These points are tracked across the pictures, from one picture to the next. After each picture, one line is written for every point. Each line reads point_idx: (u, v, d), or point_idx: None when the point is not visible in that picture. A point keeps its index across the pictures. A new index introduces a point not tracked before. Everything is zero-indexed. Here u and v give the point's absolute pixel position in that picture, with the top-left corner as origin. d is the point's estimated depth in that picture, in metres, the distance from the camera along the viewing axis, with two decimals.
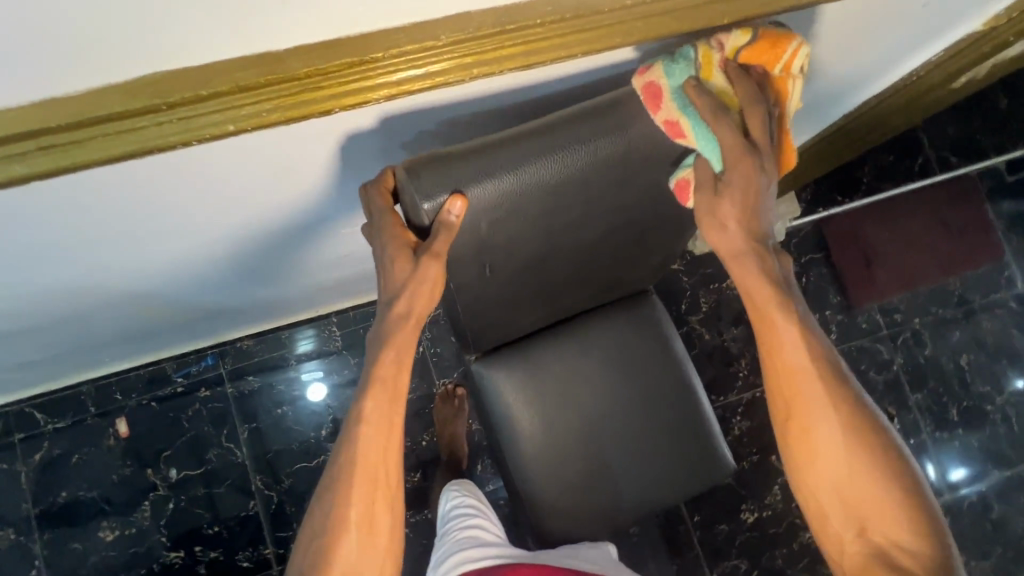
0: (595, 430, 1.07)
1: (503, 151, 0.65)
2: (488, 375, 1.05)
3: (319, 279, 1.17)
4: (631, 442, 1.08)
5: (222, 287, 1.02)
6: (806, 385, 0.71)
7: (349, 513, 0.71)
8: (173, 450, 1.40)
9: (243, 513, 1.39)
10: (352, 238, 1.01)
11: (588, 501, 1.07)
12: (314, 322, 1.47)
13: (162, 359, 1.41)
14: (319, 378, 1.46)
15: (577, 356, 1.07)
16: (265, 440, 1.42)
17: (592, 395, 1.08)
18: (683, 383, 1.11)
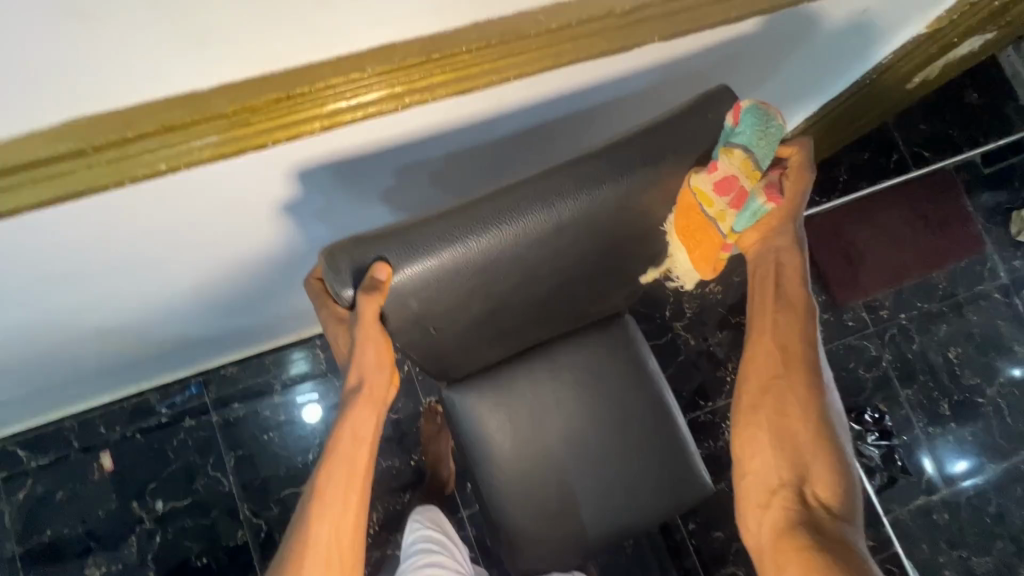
0: (569, 455, 1.07)
1: (432, 240, 0.66)
2: (460, 399, 1.05)
3: (296, 304, 1.17)
4: (603, 468, 1.07)
5: (192, 318, 1.03)
6: (786, 376, 0.76)
7: (314, 549, 0.72)
8: (159, 482, 1.38)
9: (232, 543, 1.37)
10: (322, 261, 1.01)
11: (556, 527, 1.06)
12: (300, 345, 1.46)
13: (146, 390, 1.40)
14: (313, 400, 1.45)
15: (550, 380, 1.06)
16: (254, 467, 1.41)
17: (568, 422, 1.07)
18: (660, 408, 1.11)
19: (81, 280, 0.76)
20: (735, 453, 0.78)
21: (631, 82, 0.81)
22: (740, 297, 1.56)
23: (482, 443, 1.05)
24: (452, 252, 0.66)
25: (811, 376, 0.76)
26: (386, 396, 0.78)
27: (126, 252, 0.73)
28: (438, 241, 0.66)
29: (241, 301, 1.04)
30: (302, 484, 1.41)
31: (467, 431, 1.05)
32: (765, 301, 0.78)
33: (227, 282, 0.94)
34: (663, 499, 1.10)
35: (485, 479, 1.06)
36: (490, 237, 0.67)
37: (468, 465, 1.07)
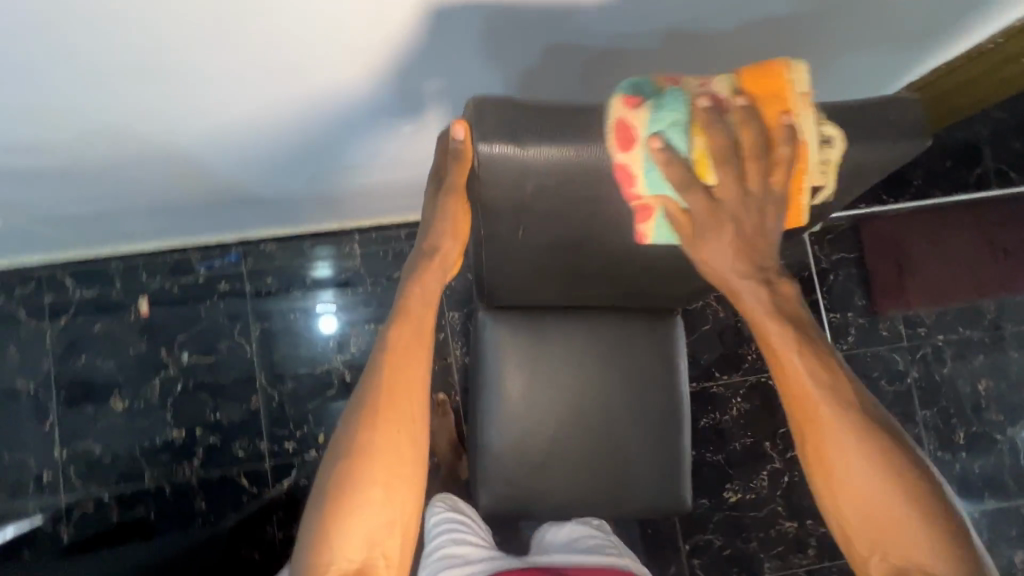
0: (577, 419, 1.00)
1: (517, 128, 0.64)
2: (489, 330, 1.00)
3: (349, 184, 1.16)
4: (601, 444, 1.00)
5: (241, 163, 0.99)
6: (825, 412, 0.68)
7: (380, 410, 0.68)
8: (188, 336, 1.45)
9: (245, 407, 1.44)
10: (367, 138, 0.96)
11: (556, 485, 1.01)
12: (337, 239, 1.49)
13: (189, 249, 1.46)
14: (331, 311, 1.48)
15: (583, 342, 1.00)
16: (275, 343, 1.46)
17: (593, 391, 1.00)
18: (675, 402, 1.03)
19: (137, 83, 0.71)
20: (821, 505, 0.70)
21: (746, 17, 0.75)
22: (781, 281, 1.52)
23: (496, 382, 1.00)
24: (528, 150, 0.64)
25: (839, 415, 0.68)
26: (450, 272, 0.77)
27: (197, 53, 0.67)
28: (523, 138, 0.64)
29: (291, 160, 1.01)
30: (318, 367, 1.46)
31: (486, 370, 1.00)
32: (771, 331, 0.70)
33: (284, 130, 0.89)
34: (669, 499, 1.02)
35: (491, 418, 1.00)
36: (566, 151, 0.64)
37: (478, 402, 1.01)
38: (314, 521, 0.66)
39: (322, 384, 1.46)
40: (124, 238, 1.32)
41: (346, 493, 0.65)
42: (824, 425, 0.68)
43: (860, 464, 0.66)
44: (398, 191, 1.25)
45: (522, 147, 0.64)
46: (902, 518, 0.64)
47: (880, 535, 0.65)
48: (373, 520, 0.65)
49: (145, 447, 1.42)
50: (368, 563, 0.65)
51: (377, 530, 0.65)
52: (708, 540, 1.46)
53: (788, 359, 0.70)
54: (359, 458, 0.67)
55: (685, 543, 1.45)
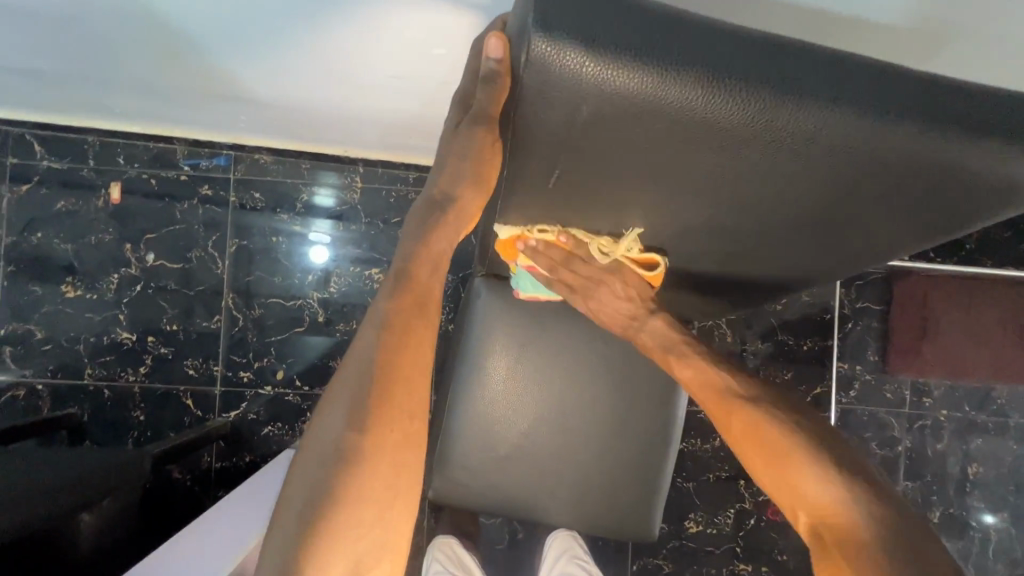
0: (557, 421, 0.90)
1: (602, 31, 0.41)
2: (483, 302, 0.88)
3: (364, 109, 1.01)
4: (576, 452, 0.90)
5: (237, 55, 0.82)
6: (709, 390, 0.72)
7: (372, 403, 0.51)
8: (158, 236, 1.32)
9: (205, 325, 1.33)
10: (390, 62, 0.80)
11: (521, 483, 0.91)
12: (339, 166, 1.35)
13: (176, 141, 1.31)
14: (323, 244, 1.36)
15: (584, 339, 0.89)
16: (251, 264, 1.34)
17: (585, 390, 0.90)
18: (666, 426, 0.92)
19: None
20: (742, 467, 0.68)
21: (874, 21, 0.61)
22: None
23: (478, 360, 0.88)
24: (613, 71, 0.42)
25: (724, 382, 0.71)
26: (467, 226, 0.60)
27: None
28: (604, 47, 0.41)
29: (298, 67, 0.85)
30: (291, 299, 1.34)
31: (470, 345, 0.88)
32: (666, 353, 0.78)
33: (292, 28, 0.73)
34: (635, 525, 0.93)
35: (463, 399, 0.89)
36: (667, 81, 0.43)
37: (454, 377, 0.90)
38: (282, 551, 0.47)
39: (291, 319, 1.34)
40: (104, 112, 1.18)
41: (331, 509, 0.48)
42: (719, 401, 0.71)
43: (742, 415, 0.68)
44: (417, 130, 1.10)
45: (606, 59, 0.42)
46: (806, 470, 0.61)
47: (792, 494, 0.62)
48: (365, 542, 0.49)
49: (91, 343, 1.31)
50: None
51: (369, 552, 0.49)
52: (657, 565, 1.39)
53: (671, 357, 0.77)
54: (342, 465, 0.49)
55: (633, 563, 1.38)
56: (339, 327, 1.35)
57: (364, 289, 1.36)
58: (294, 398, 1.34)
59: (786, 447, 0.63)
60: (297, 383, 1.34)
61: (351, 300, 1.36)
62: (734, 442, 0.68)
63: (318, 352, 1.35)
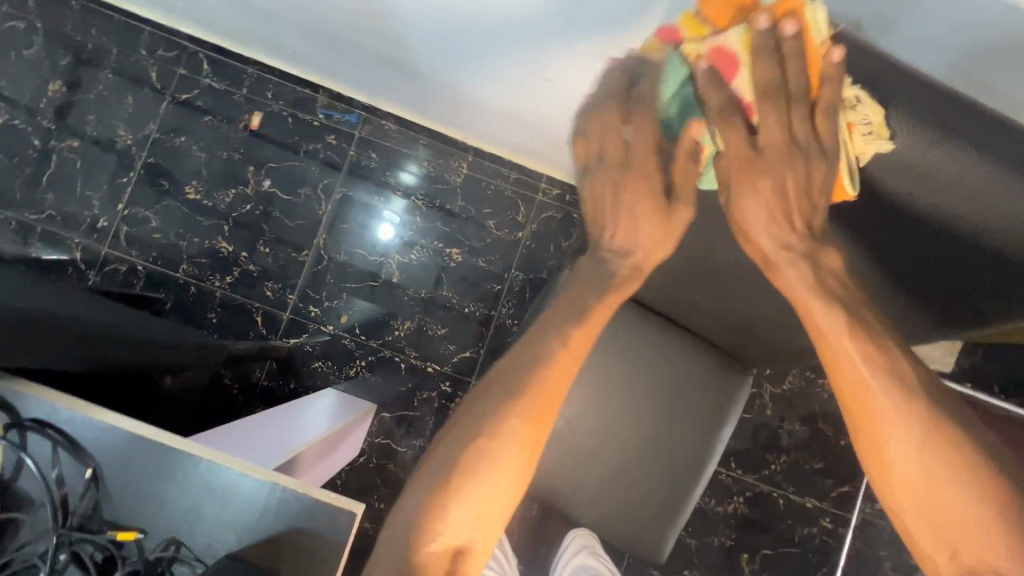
0: (603, 421, 0.94)
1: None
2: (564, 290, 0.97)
3: (500, 102, 1.11)
4: (613, 454, 0.94)
5: (418, 27, 0.94)
6: (878, 400, 0.60)
7: (519, 402, 0.68)
8: (278, 167, 1.46)
9: (293, 255, 1.44)
10: (546, 65, 0.90)
11: (550, 471, 0.95)
12: (452, 149, 1.47)
13: (320, 90, 1.46)
14: (416, 212, 1.46)
15: (646, 353, 0.94)
16: (349, 213, 1.46)
17: (635, 402, 0.94)
18: (701, 458, 0.95)
19: None
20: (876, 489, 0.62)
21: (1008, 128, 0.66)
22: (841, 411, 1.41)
23: None
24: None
25: (900, 391, 0.59)
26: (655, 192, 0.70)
27: None
28: None
29: (464, 50, 0.96)
30: (374, 255, 1.45)
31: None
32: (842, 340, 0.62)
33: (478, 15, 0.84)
34: (646, 542, 0.95)
35: None
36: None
37: None
38: (420, 499, 0.64)
39: (368, 272, 1.44)
40: (274, 49, 1.34)
41: (462, 477, 0.65)
42: (884, 414, 0.59)
43: (911, 440, 0.58)
44: (538, 132, 1.20)
45: None
46: (973, 516, 0.54)
47: (948, 538, 0.56)
48: (470, 515, 0.64)
49: (193, 243, 1.45)
50: (460, 549, 0.64)
51: (480, 519, 0.65)
52: None
53: (838, 346, 0.62)
54: (478, 447, 0.66)
55: None
56: (408, 291, 1.44)
57: (440, 264, 1.45)
58: (349, 343, 1.43)
59: (948, 486, 0.56)
60: (356, 331, 1.43)
61: (426, 270, 1.45)
62: (883, 466, 0.60)
63: (383, 307, 1.44)
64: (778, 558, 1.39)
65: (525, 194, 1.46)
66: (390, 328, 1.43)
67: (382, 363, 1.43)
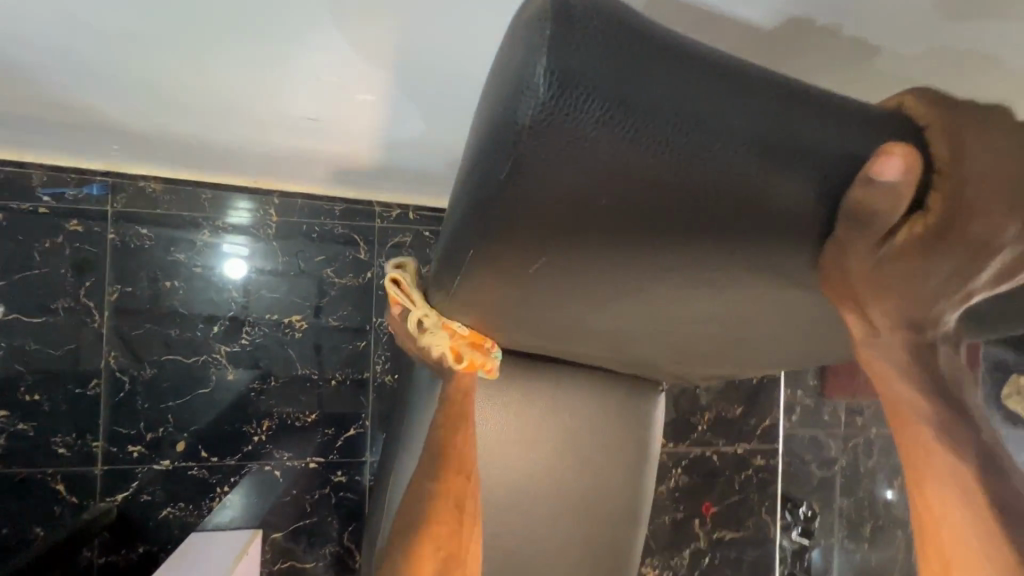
0: (520, 507, 0.78)
1: (642, 86, 0.28)
2: (427, 374, 0.75)
3: (274, 138, 0.83)
4: (542, 539, 0.79)
5: (93, 66, 0.62)
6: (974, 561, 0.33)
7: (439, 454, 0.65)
8: (8, 284, 1.05)
9: (79, 392, 1.08)
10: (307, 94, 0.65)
11: None
12: (252, 194, 1.17)
13: (32, 164, 1.06)
14: (231, 286, 1.15)
15: (545, 416, 0.77)
16: (137, 313, 1.10)
17: (552, 473, 0.79)
18: (631, 497, 0.85)
19: None
20: None
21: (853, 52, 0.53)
22: None
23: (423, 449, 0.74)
24: (662, 134, 0.29)
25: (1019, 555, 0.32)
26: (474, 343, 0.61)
27: None
28: (627, 113, 0.28)
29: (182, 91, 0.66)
30: (192, 355, 1.13)
31: (416, 437, 0.74)
32: (915, 442, 0.36)
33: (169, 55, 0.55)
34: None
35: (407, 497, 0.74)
36: (730, 154, 0.31)
37: (395, 467, 0.76)
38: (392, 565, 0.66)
39: (193, 379, 1.13)
40: None
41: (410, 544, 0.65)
42: None
43: None
44: (341, 161, 0.93)
45: (628, 134, 0.29)
46: None
47: None
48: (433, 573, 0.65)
49: None
50: None
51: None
52: None
53: (932, 455, 0.35)
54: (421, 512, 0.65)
55: None
56: (255, 384, 1.16)
57: (283, 339, 1.17)
58: (199, 472, 1.12)
59: None
60: (202, 455, 1.13)
61: (268, 352, 1.16)
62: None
63: (228, 414, 1.14)
64: (725, 510, 1.40)
65: (358, 227, 1.22)
66: (247, 437, 1.15)
67: (251, 479, 1.15)
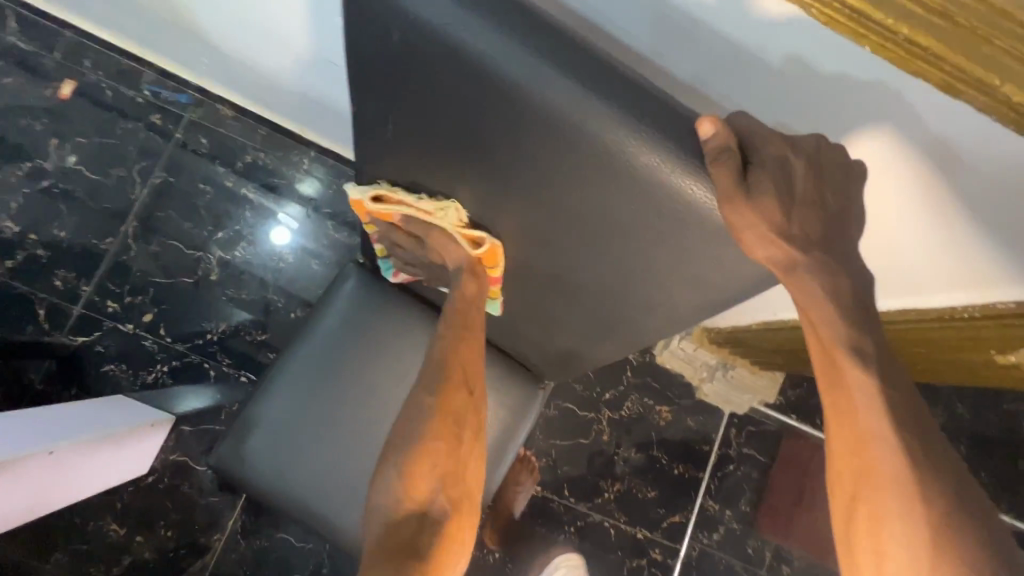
0: (376, 424, 0.88)
1: None
2: (348, 286, 0.89)
3: (309, 82, 1.01)
4: (385, 463, 0.87)
5: None
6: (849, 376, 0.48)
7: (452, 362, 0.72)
8: (88, 143, 1.30)
9: (93, 242, 1.27)
10: (331, 39, 0.82)
11: (314, 489, 0.86)
12: (295, 141, 1.34)
13: (146, 64, 1.32)
14: (247, 205, 1.33)
15: (426, 356, 0.89)
16: (167, 199, 1.31)
17: (413, 408, 0.88)
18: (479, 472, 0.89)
19: None
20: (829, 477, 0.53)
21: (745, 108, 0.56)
22: (677, 440, 1.39)
23: (319, 342, 0.88)
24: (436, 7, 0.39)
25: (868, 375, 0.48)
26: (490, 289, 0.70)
27: None
28: None
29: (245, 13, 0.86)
30: (192, 247, 1.30)
31: (319, 331, 0.88)
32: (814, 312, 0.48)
33: None
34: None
35: (289, 379, 0.87)
36: (488, 43, 0.40)
37: (292, 354, 0.88)
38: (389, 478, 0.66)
39: (183, 266, 1.29)
40: (85, 11, 1.21)
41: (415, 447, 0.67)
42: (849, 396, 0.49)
43: (866, 413, 0.49)
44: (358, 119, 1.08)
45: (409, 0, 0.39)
46: (909, 522, 0.47)
47: (883, 538, 0.49)
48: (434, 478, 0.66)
49: None
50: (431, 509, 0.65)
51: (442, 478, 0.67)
52: None
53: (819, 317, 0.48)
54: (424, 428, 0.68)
55: None
56: (229, 290, 1.30)
57: (268, 263, 1.32)
58: (150, 345, 1.26)
59: (891, 490, 0.48)
60: (160, 331, 1.27)
61: (250, 268, 1.31)
62: (862, 537, 0.50)
63: (196, 306, 1.29)
64: None
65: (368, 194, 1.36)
66: (203, 332, 1.28)
67: (188, 369, 1.27)
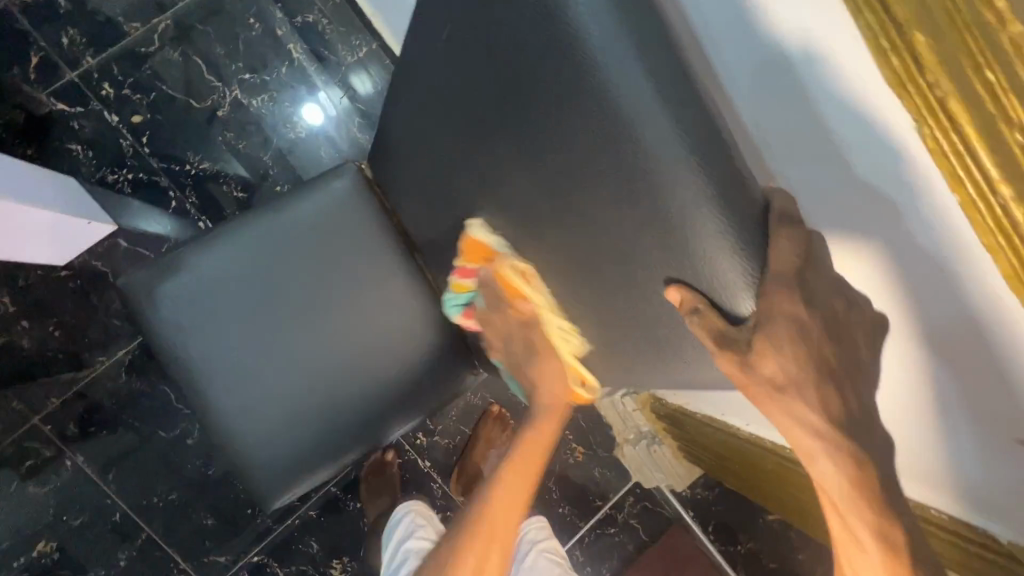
0: (296, 326, 0.83)
1: None
2: (337, 184, 0.83)
3: None
4: (286, 366, 0.82)
5: None
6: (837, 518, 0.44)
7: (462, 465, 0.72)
8: None
9: (119, 21, 1.19)
10: None
11: (206, 357, 0.81)
12: (362, 23, 1.26)
13: None
14: (285, 61, 1.25)
15: (377, 286, 0.84)
16: (211, 14, 1.22)
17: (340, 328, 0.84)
18: (373, 420, 0.85)
19: None
20: None
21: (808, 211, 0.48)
22: (575, 483, 1.37)
23: (280, 222, 0.82)
24: None
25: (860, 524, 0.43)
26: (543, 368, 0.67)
27: None
28: None
29: None
30: (212, 73, 1.22)
31: (287, 211, 0.82)
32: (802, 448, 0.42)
33: None
34: (256, 475, 0.83)
35: (234, 242, 0.82)
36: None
37: (248, 220, 0.82)
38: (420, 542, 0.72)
39: (194, 89, 1.22)
40: None
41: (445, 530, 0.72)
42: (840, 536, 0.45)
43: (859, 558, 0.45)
44: None
45: None
46: None
47: None
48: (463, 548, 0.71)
49: None
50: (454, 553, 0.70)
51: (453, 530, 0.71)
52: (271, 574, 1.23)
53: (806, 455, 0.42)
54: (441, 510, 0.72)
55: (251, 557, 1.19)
56: (227, 134, 1.23)
57: (278, 127, 1.25)
58: (126, 146, 1.19)
59: None
60: (141, 138, 1.20)
61: (259, 124, 1.24)
62: None
63: (187, 132, 1.22)
64: None
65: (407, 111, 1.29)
66: (183, 160, 1.21)
67: (151, 188, 1.20)
